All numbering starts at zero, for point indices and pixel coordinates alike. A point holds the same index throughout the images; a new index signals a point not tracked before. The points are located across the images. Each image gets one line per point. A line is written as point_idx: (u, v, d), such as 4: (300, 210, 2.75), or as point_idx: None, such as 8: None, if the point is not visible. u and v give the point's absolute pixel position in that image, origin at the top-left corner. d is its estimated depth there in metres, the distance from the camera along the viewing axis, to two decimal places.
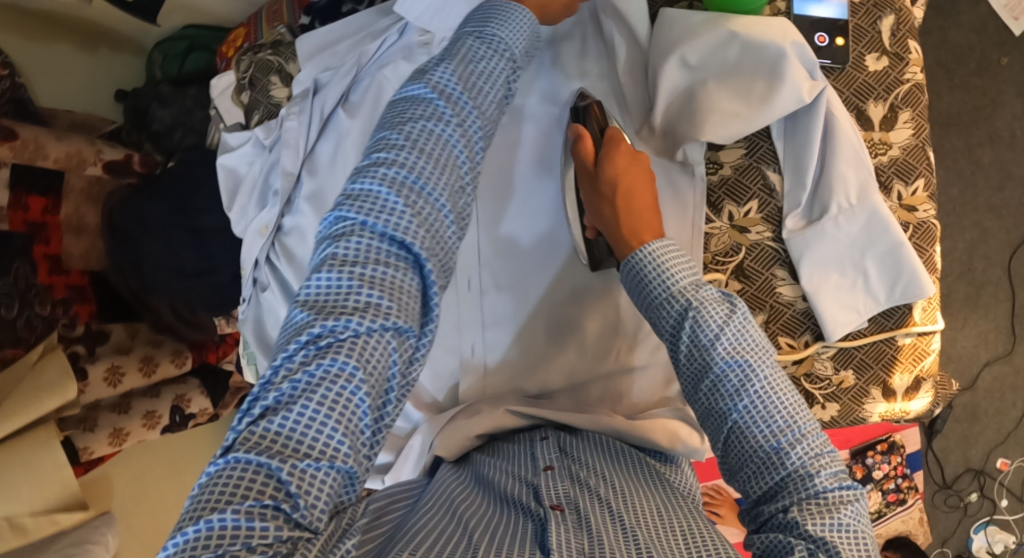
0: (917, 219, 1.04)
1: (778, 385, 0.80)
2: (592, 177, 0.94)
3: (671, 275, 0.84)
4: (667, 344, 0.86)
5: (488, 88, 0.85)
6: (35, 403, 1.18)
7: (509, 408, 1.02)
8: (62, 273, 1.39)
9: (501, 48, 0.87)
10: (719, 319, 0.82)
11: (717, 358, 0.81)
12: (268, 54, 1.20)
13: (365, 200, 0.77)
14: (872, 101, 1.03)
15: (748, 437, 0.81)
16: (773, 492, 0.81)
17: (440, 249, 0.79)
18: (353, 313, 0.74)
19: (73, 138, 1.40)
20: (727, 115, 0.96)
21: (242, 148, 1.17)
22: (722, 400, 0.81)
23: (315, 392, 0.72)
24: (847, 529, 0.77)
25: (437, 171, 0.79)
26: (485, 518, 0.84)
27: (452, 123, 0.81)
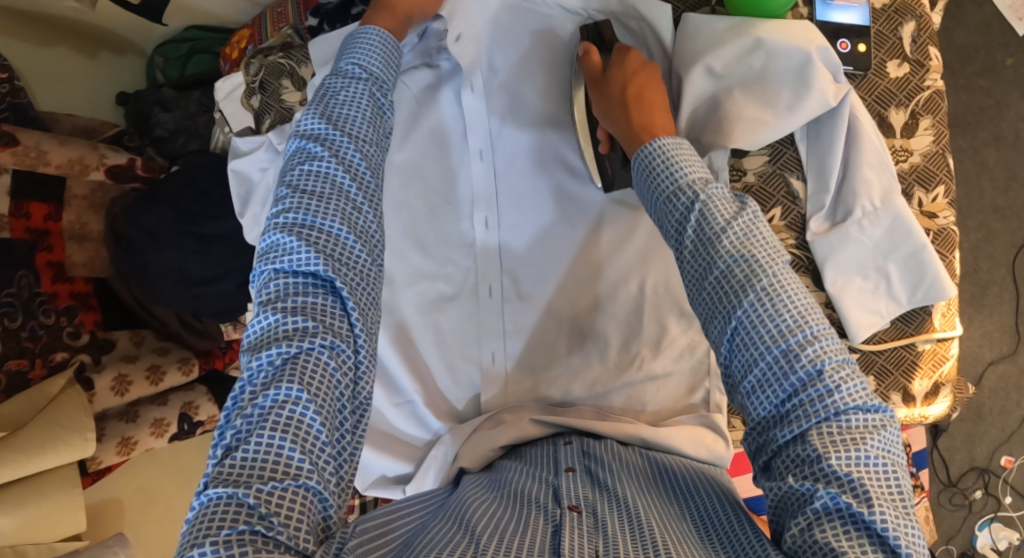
0: (937, 226, 1.07)
1: (787, 283, 0.75)
2: (603, 83, 0.94)
3: (679, 167, 0.82)
4: (673, 243, 0.82)
5: (357, 115, 0.86)
6: (57, 440, 1.23)
7: (534, 417, 1.01)
8: (65, 281, 1.38)
9: (356, 73, 0.89)
10: (727, 214, 0.79)
11: (723, 253, 0.77)
12: (279, 57, 1.18)
13: (269, 253, 0.80)
14: (893, 108, 1.06)
15: (755, 336, 0.75)
16: (786, 409, 0.75)
17: (352, 266, 0.81)
18: (283, 343, 0.76)
19: (75, 144, 1.38)
20: (755, 122, 0.97)
21: (256, 153, 1.16)
22: (728, 301, 0.76)
23: (263, 420, 0.73)
24: (872, 459, 0.72)
25: (325, 199, 0.81)
26: (501, 516, 0.83)
27: (330, 156, 0.83)
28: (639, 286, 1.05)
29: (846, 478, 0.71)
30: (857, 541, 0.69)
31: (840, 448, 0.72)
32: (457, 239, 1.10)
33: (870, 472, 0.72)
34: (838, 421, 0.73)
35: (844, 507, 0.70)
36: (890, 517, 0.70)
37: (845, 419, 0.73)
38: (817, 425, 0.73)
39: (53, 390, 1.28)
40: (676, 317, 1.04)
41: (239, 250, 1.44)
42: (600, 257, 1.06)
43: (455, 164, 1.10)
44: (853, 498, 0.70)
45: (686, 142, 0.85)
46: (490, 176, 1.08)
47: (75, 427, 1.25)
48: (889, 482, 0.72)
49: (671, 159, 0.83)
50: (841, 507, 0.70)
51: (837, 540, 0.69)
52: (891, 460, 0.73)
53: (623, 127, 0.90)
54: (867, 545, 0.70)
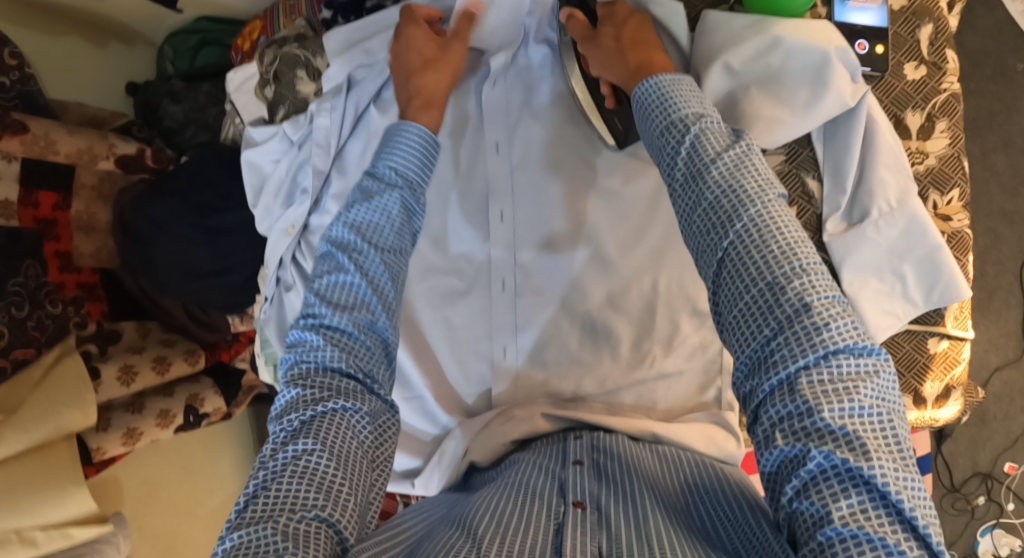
0: (951, 229, 1.09)
1: (776, 215, 0.76)
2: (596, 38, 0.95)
3: (675, 102, 0.84)
4: (665, 170, 0.84)
5: (383, 224, 0.90)
6: (57, 413, 1.24)
7: (545, 411, 1.01)
8: (72, 271, 1.38)
9: (390, 177, 0.93)
10: (717, 146, 0.80)
11: (711, 183, 0.79)
12: (294, 47, 1.16)
13: (296, 344, 0.86)
14: (909, 110, 1.07)
15: (742, 268, 0.76)
16: (771, 349, 0.74)
17: (371, 363, 0.86)
18: (302, 411, 0.82)
19: (84, 132, 1.37)
20: (773, 121, 0.99)
21: (269, 144, 1.16)
22: (716, 233, 0.78)
23: (282, 475, 0.78)
24: (866, 408, 0.71)
25: (348, 302, 0.87)
26: (505, 511, 0.84)
27: (357, 265, 0.88)
28: (652, 284, 1.05)
29: (840, 431, 0.71)
30: (854, 499, 0.70)
31: (833, 399, 0.71)
32: (469, 236, 1.09)
33: (864, 423, 0.71)
34: (830, 365, 0.72)
35: (839, 464, 0.70)
36: (889, 471, 0.69)
37: (835, 363, 0.72)
38: (805, 371, 0.72)
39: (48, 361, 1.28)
40: (689, 316, 1.05)
41: (247, 242, 1.44)
42: (616, 254, 1.05)
43: (470, 159, 1.09)
44: (847, 450, 0.70)
45: (688, 75, 0.87)
46: (505, 169, 1.07)
47: (73, 400, 1.26)
48: (885, 431, 0.71)
49: (668, 93, 0.85)
50: (836, 463, 0.70)
51: (832, 500, 0.70)
52: (887, 408, 0.72)
53: (618, 72, 0.92)
54: (866, 503, 0.70)
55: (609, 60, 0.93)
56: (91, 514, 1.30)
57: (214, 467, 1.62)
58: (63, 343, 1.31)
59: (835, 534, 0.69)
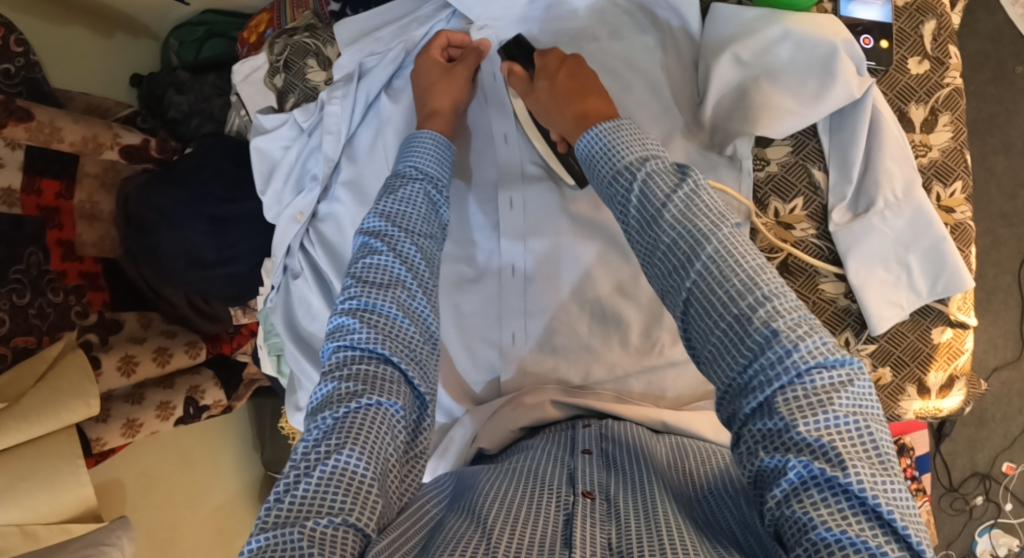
0: (954, 220, 1.09)
1: (736, 246, 0.77)
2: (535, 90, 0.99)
3: (620, 151, 0.84)
4: (621, 218, 0.84)
5: (411, 211, 0.94)
6: (58, 405, 1.20)
7: (555, 398, 1.03)
8: (75, 261, 1.37)
9: (413, 173, 0.97)
10: (666, 187, 0.80)
11: (666, 227, 0.79)
12: (304, 36, 1.18)
13: (334, 332, 0.87)
14: (913, 104, 1.08)
15: (709, 305, 0.76)
16: (750, 375, 0.74)
17: (407, 348, 0.87)
18: (335, 404, 0.83)
19: (89, 121, 1.36)
20: (783, 112, 1.01)
21: (279, 130, 1.15)
22: (676, 269, 0.78)
23: (314, 471, 0.78)
24: (840, 418, 0.71)
25: (378, 288, 0.88)
26: (513, 499, 0.85)
27: (389, 253, 0.90)
28: None
29: (817, 443, 0.70)
30: (834, 505, 0.69)
31: (807, 413, 0.71)
32: (484, 224, 1.11)
33: (841, 433, 0.71)
34: (802, 383, 0.72)
35: (818, 473, 0.70)
36: (866, 477, 0.69)
37: (809, 379, 0.72)
38: (781, 391, 0.73)
39: (52, 352, 1.25)
40: None
41: (250, 230, 1.44)
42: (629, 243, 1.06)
43: (478, 148, 1.10)
44: (825, 461, 0.70)
45: (628, 117, 0.87)
46: (517, 157, 1.09)
47: (76, 393, 1.23)
48: (862, 438, 0.71)
49: (611, 142, 0.85)
50: (815, 473, 0.70)
51: (814, 508, 0.69)
52: (863, 415, 0.72)
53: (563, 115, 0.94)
54: (847, 509, 0.69)
55: (548, 112, 0.96)
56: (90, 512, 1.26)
57: (211, 461, 1.62)
58: (65, 337, 1.29)
59: (820, 538, 0.68)
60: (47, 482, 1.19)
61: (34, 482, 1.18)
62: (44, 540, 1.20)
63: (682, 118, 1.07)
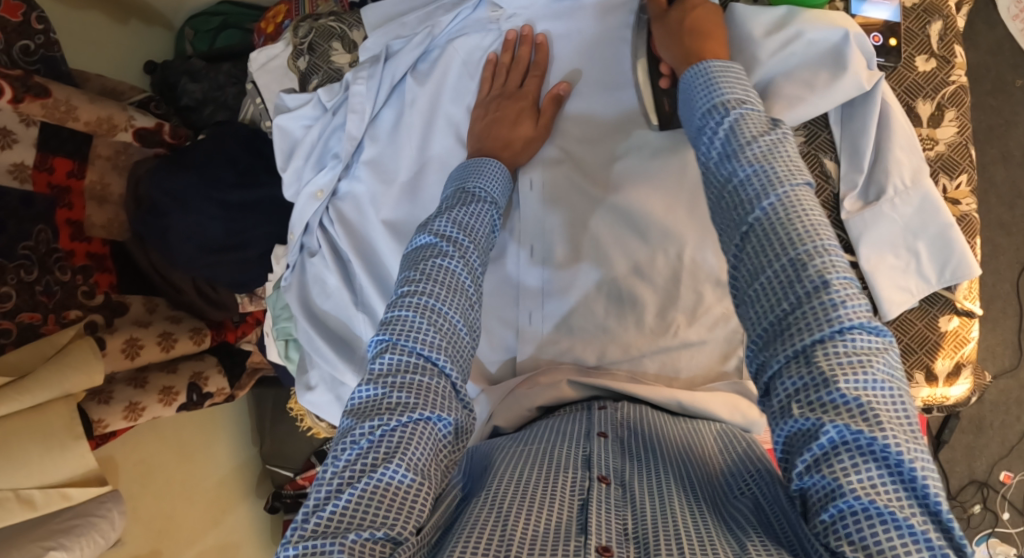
0: (960, 212, 1.12)
1: (804, 199, 0.77)
2: (663, 21, 0.97)
3: (720, 87, 0.85)
4: (702, 156, 0.85)
5: (478, 226, 0.94)
6: (65, 379, 1.17)
7: (572, 379, 1.04)
8: (83, 241, 1.36)
9: (483, 196, 0.97)
10: (756, 130, 0.81)
11: (743, 163, 0.80)
12: (330, 20, 1.18)
13: (387, 326, 0.86)
14: (920, 99, 1.11)
15: (767, 246, 0.77)
16: (790, 319, 0.75)
17: (458, 357, 0.87)
18: (387, 412, 0.81)
19: (105, 102, 1.36)
20: (794, 100, 1.03)
21: (302, 109, 1.16)
22: (743, 205, 0.79)
23: (358, 483, 0.78)
24: (879, 382, 0.72)
25: (449, 294, 0.87)
26: (528, 480, 0.85)
27: (455, 257, 0.90)
28: (678, 254, 1.07)
29: (854, 403, 0.72)
30: (865, 473, 0.71)
31: (848, 372, 0.72)
32: None
33: (878, 397, 0.72)
34: (842, 339, 0.73)
35: (851, 437, 0.71)
36: (900, 440, 0.71)
37: (849, 339, 0.73)
38: (822, 345, 0.73)
39: (63, 339, 1.23)
40: (711, 287, 1.07)
41: (263, 217, 1.42)
42: (647, 226, 1.07)
43: None
44: (861, 422, 0.71)
45: (736, 63, 0.88)
46: None
47: (84, 374, 1.19)
48: (895, 406, 0.72)
49: (715, 79, 0.86)
50: (848, 437, 0.71)
51: (844, 474, 0.71)
52: (898, 385, 0.73)
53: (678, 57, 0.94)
54: (876, 478, 0.71)
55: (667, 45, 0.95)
56: (91, 474, 1.20)
57: (209, 450, 1.60)
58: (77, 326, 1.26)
59: (846, 507, 0.71)
60: (46, 447, 1.15)
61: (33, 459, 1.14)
62: (40, 507, 1.16)
63: None
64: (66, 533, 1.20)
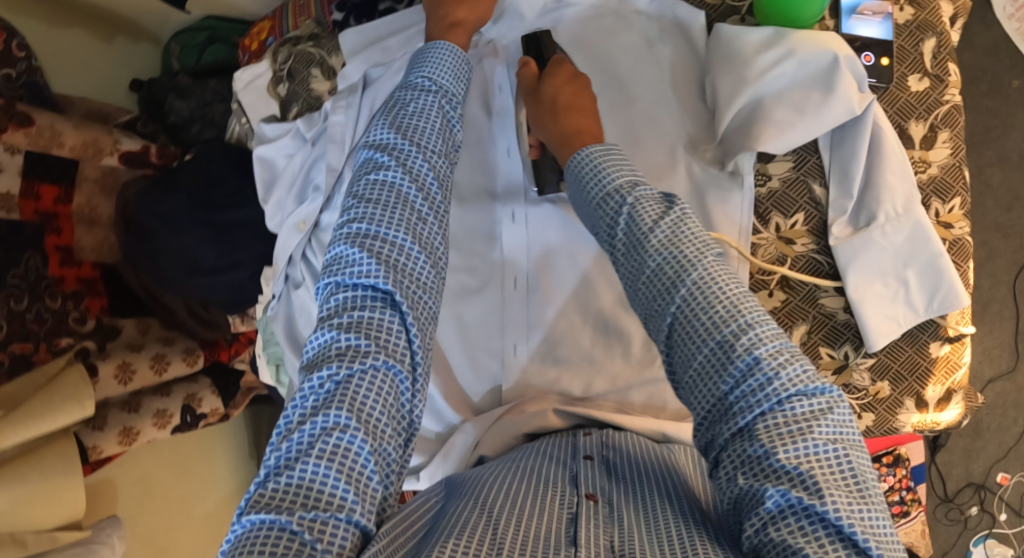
0: (953, 236, 1.09)
1: (716, 274, 0.78)
2: (536, 93, 1.00)
3: (607, 174, 0.86)
4: (607, 246, 0.86)
5: (426, 129, 0.91)
6: (53, 408, 1.18)
7: (557, 408, 1.04)
8: (73, 266, 1.35)
9: (427, 87, 0.93)
10: (652, 214, 0.82)
11: (652, 252, 0.80)
12: (309, 46, 1.18)
13: (332, 265, 0.84)
14: (912, 120, 1.09)
15: (693, 330, 0.78)
16: (731, 399, 0.75)
17: (411, 285, 0.84)
18: (336, 358, 0.80)
19: (90, 126, 1.37)
20: (784, 126, 1.00)
21: (282, 140, 1.17)
22: (660, 297, 0.80)
23: (312, 449, 0.76)
24: (821, 446, 0.72)
25: (388, 213, 0.84)
26: (516, 490, 0.85)
27: (398, 170, 0.87)
28: None
29: (795, 471, 0.72)
30: (813, 532, 0.70)
31: (788, 440, 0.72)
32: (484, 233, 1.11)
33: (820, 460, 0.72)
34: (783, 409, 0.74)
35: (796, 502, 0.71)
36: (843, 505, 0.70)
37: (789, 407, 0.74)
38: (762, 416, 0.74)
39: (53, 368, 1.25)
40: None
41: (252, 238, 1.40)
42: None
43: (480, 155, 1.11)
44: (803, 490, 0.71)
45: (617, 144, 0.89)
46: (518, 172, 1.11)
47: (67, 400, 1.20)
48: (841, 468, 0.72)
49: (600, 165, 0.87)
50: (794, 502, 0.71)
51: (794, 536, 0.70)
52: (843, 442, 0.73)
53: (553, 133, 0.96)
54: (824, 535, 0.70)
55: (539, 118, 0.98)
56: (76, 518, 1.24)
57: (208, 467, 1.61)
58: (67, 355, 1.28)
59: None
60: (42, 477, 1.17)
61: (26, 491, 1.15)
62: (32, 546, 1.16)
63: (692, 128, 1.08)
64: None
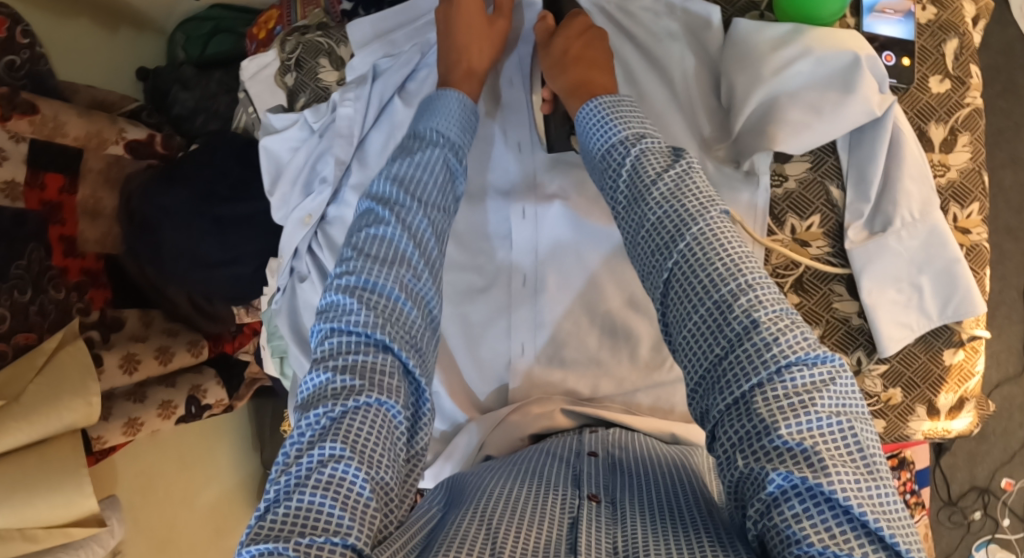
0: (970, 241, 1.09)
1: (719, 231, 0.78)
2: (548, 47, 0.98)
3: (615, 125, 0.86)
4: (609, 195, 0.86)
5: (427, 179, 0.90)
6: (58, 402, 1.19)
7: (566, 408, 1.04)
8: (76, 257, 1.34)
9: (434, 136, 0.93)
10: (657, 166, 0.82)
11: (652, 205, 0.80)
12: (317, 35, 1.16)
13: (328, 312, 0.84)
14: (933, 123, 1.07)
15: (690, 287, 0.77)
16: (725, 362, 0.74)
17: (406, 333, 0.83)
18: (332, 398, 0.79)
19: (93, 116, 1.34)
20: (800, 127, 0.98)
21: (289, 131, 1.15)
22: (659, 251, 0.80)
23: (307, 483, 0.75)
24: (822, 420, 0.70)
25: (384, 267, 0.84)
26: (517, 496, 0.84)
27: (395, 222, 0.86)
28: None
29: (797, 447, 0.70)
30: (817, 517, 0.68)
31: (789, 415, 0.70)
32: (492, 231, 1.10)
33: (824, 436, 0.70)
34: (784, 378, 0.72)
35: (798, 483, 0.69)
36: (849, 484, 0.68)
37: (790, 377, 0.72)
38: (760, 389, 0.72)
39: (49, 345, 1.23)
40: None
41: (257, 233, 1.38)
42: None
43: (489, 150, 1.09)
44: (806, 468, 0.69)
45: (629, 95, 0.90)
46: (529, 167, 1.08)
47: (75, 390, 1.21)
48: (845, 441, 0.70)
49: (608, 115, 0.87)
50: (796, 483, 0.69)
51: (797, 519, 0.69)
52: (847, 415, 0.72)
53: (561, 84, 0.95)
54: (832, 523, 0.68)
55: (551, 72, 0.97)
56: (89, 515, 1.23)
57: (211, 459, 1.61)
58: (65, 326, 1.27)
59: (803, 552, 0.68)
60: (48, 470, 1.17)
61: (33, 486, 1.14)
62: (41, 540, 1.17)
63: (706, 128, 1.06)
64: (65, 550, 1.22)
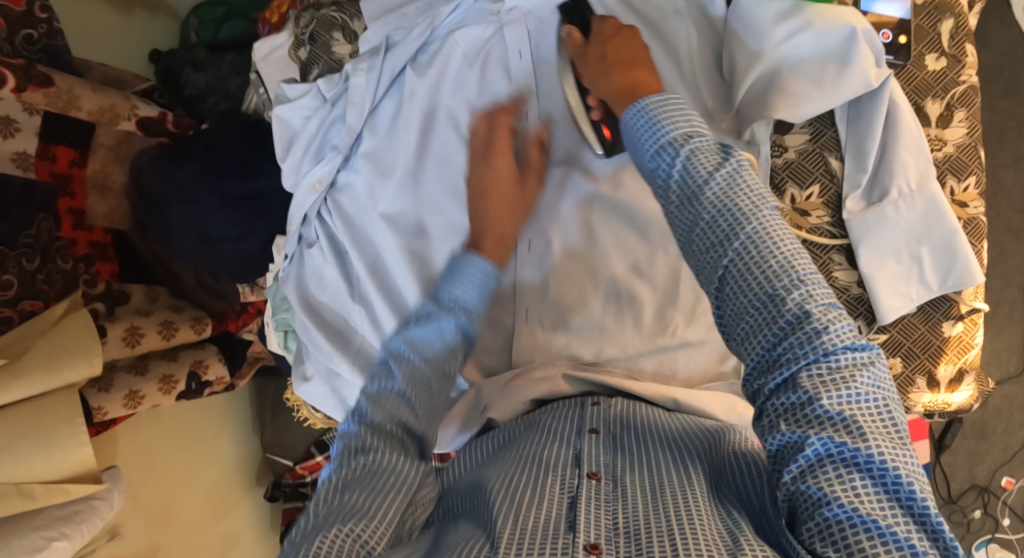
0: (968, 215, 1.11)
1: (773, 228, 0.78)
2: (584, 54, 1.00)
3: (663, 126, 0.84)
4: (659, 197, 0.85)
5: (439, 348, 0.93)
6: (63, 364, 1.18)
7: (568, 373, 1.05)
8: (85, 229, 1.37)
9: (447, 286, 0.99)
10: (709, 165, 0.81)
11: (707, 204, 0.80)
12: (331, 10, 1.18)
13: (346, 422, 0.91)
14: (929, 99, 1.09)
15: (744, 283, 0.78)
16: (778, 352, 0.77)
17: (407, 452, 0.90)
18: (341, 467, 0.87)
19: (108, 91, 1.33)
20: (800, 98, 1.01)
21: (301, 100, 1.17)
22: (714, 247, 0.80)
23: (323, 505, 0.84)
24: (862, 395, 0.74)
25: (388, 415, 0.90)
26: (517, 485, 0.85)
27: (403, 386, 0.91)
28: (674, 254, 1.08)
29: (839, 417, 0.74)
30: (855, 482, 0.72)
31: (832, 387, 0.74)
32: None
33: (861, 409, 0.74)
34: (826, 360, 0.75)
35: (836, 449, 0.73)
36: (886, 449, 0.73)
37: (834, 358, 0.75)
38: (807, 366, 0.75)
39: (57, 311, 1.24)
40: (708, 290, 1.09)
41: (267, 210, 1.38)
42: (642, 228, 1.08)
43: None
44: (846, 434, 0.73)
45: (676, 93, 0.87)
46: None
47: (79, 351, 1.21)
48: (882, 415, 0.74)
49: (657, 116, 0.85)
50: (834, 448, 0.73)
51: (832, 483, 0.73)
52: (883, 394, 0.75)
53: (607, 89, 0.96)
54: (862, 486, 0.72)
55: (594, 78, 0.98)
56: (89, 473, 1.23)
57: (214, 438, 1.62)
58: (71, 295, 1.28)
59: (833, 514, 0.72)
60: (52, 433, 1.17)
61: (31, 440, 1.14)
62: (40, 498, 1.17)
63: (709, 101, 1.07)
64: (68, 522, 1.21)
